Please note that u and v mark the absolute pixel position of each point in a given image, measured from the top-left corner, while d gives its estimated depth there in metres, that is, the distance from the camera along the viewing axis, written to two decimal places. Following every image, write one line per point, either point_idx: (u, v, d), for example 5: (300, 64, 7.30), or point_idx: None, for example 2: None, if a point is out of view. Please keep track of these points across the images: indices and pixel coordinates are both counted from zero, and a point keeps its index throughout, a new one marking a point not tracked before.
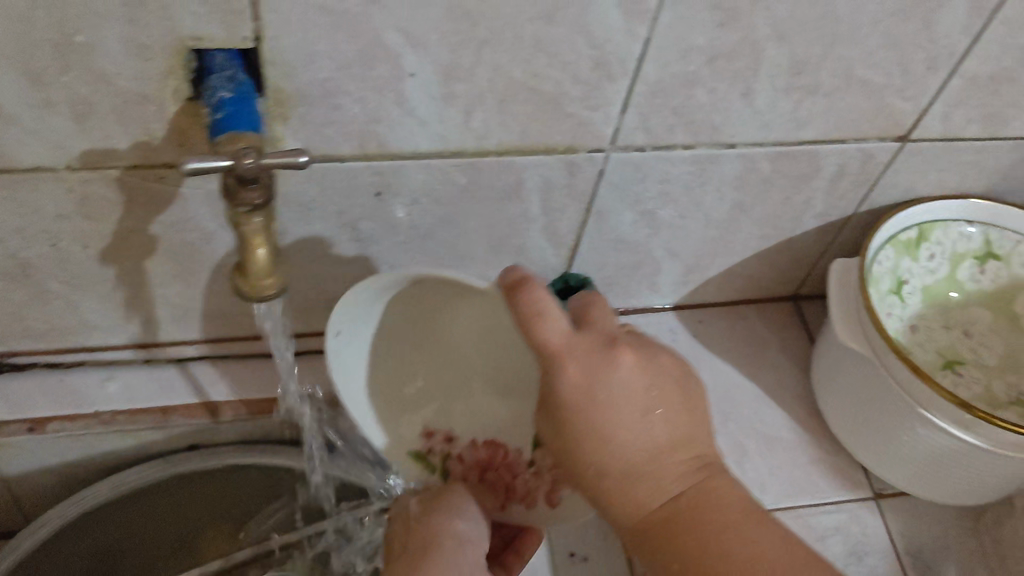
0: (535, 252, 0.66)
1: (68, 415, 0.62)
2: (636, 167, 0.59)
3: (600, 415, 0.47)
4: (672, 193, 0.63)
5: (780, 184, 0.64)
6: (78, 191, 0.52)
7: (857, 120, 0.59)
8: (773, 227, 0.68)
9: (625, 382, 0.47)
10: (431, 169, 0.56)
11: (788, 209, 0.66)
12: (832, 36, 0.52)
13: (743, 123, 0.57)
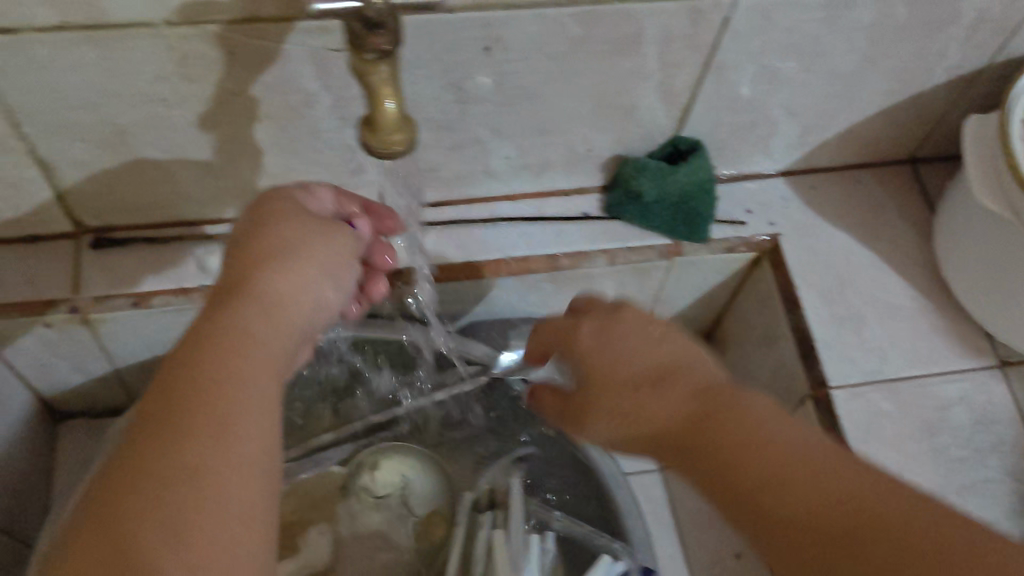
0: (647, 115, 0.62)
1: (172, 291, 0.62)
2: (734, 6, 0.53)
3: (287, 292, 0.44)
4: (768, 39, 0.57)
5: (894, 33, 0.58)
6: (177, 48, 0.49)
7: None
8: (863, 74, 0.62)
9: (302, 268, 0.45)
10: (547, 20, 0.52)
11: (893, 55, 0.60)
12: None
13: None
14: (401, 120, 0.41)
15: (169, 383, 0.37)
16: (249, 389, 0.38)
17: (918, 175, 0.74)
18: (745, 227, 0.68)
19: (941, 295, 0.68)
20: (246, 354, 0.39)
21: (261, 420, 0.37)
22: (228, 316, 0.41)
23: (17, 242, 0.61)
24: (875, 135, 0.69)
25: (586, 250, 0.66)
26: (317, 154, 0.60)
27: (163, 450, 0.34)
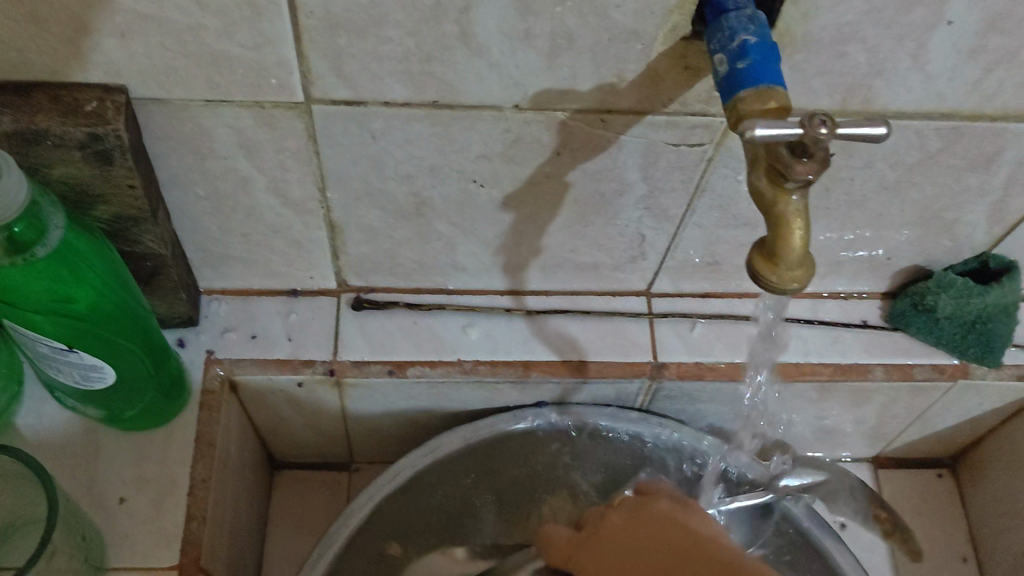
0: (964, 230, 0.56)
1: (430, 361, 0.58)
2: None
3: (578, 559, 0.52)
4: None
5: None
6: (515, 131, 0.46)
7: None
8: None
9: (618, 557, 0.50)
10: (908, 132, 0.47)
11: None
12: None
13: None
14: (804, 256, 0.36)
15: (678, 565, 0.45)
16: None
17: None
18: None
19: None
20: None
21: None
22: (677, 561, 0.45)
23: (278, 294, 0.59)
24: None
25: (864, 362, 0.61)
26: (602, 240, 0.56)
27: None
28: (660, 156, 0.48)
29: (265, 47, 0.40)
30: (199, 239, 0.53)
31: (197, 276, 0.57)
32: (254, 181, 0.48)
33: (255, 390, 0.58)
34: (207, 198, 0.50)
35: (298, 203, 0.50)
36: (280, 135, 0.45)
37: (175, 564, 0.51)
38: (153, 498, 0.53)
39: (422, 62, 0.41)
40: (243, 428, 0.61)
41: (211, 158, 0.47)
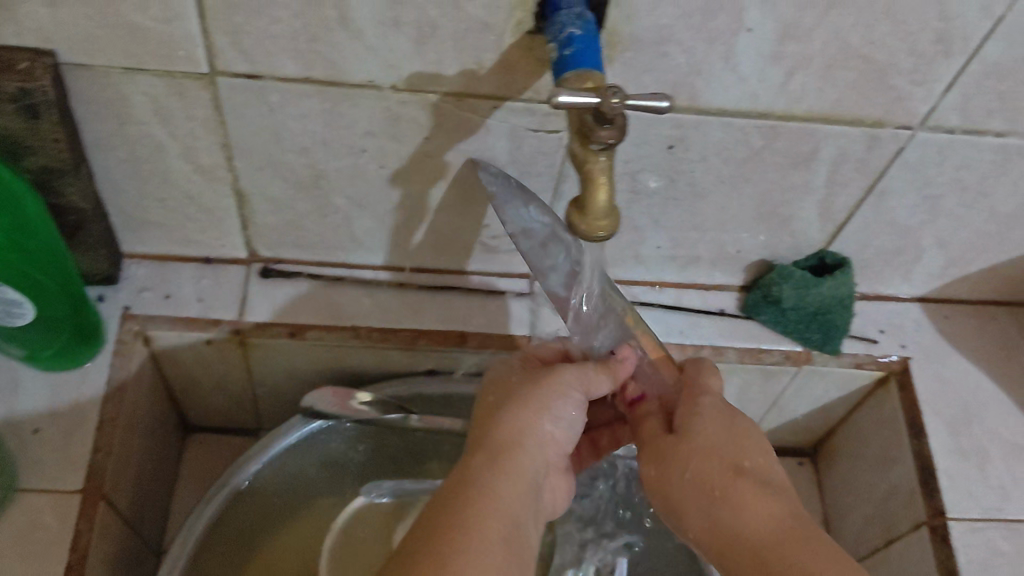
0: (801, 226, 0.64)
1: (326, 326, 0.65)
2: (903, 139, 0.56)
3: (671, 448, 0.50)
4: (929, 173, 0.59)
5: None
6: (394, 110, 0.53)
7: None
8: (1013, 216, 0.63)
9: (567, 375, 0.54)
10: (733, 128, 0.55)
11: None
12: None
13: None
14: (609, 210, 0.44)
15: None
16: (490, 505, 0.46)
17: None
18: (876, 345, 0.70)
19: None
20: (506, 541, 0.44)
21: (508, 542, 0.44)
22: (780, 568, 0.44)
23: (192, 260, 0.65)
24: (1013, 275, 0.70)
25: (719, 345, 0.68)
26: (483, 220, 0.63)
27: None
28: (523, 141, 0.56)
29: (173, 21, 0.47)
30: (120, 202, 0.60)
31: (119, 238, 0.63)
32: (166, 146, 0.55)
33: (166, 346, 0.65)
34: (127, 161, 0.57)
35: (208, 169, 0.57)
36: (188, 103, 0.52)
37: (78, 489, 0.57)
38: (63, 432, 0.58)
39: (308, 41, 0.48)
40: (156, 382, 0.67)
41: (128, 122, 0.54)
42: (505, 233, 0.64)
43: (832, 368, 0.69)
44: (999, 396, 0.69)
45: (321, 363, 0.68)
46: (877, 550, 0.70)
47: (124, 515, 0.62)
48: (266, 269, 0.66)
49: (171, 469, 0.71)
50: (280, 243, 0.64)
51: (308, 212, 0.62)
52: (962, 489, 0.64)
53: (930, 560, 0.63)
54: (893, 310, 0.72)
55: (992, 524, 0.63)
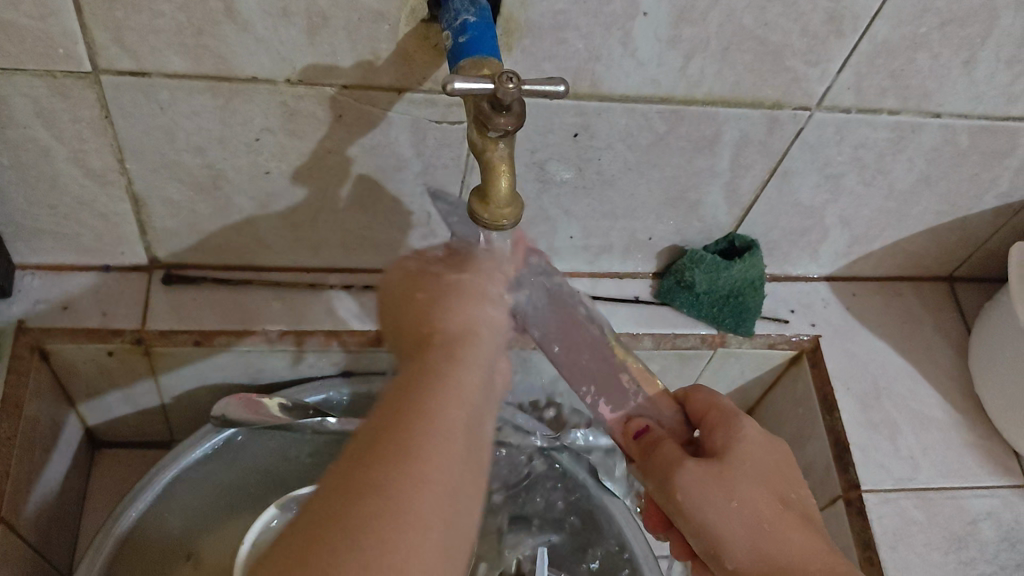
0: (708, 211, 0.64)
1: (234, 330, 0.63)
2: (801, 118, 0.57)
3: (667, 450, 0.52)
4: (829, 153, 0.60)
5: (943, 157, 0.62)
6: (289, 106, 0.52)
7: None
8: (910, 193, 0.65)
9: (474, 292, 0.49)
10: (636, 114, 0.55)
11: (942, 175, 0.63)
12: None
13: (936, 88, 0.56)
14: (510, 196, 0.43)
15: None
16: (455, 396, 0.39)
17: (953, 297, 0.76)
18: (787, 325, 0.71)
19: (967, 405, 0.70)
20: (468, 448, 0.38)
21: (468, 437, 0.38)
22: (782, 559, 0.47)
23: (88, 268, 0.63)
24: (913, 250, 0.72)
25: (635, 332, 0.68)
26: (393, 215, 0.62)
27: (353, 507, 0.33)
28: (420, 136, 0.55)
29: (51, 20, 0.45)
30: (5, 211, 0.57)
31: (10, 249, 0.60)
32: (50, 148, 0.53)
33: (64, 362, 0.62)
34: (9, 166, 0.54)
35: (99, 173, 0.55)
36: (72, 103, 0.50)
37: None
38: None
39: (194, 37, 0.47)
40: (59, 399, 0.64)
41: (8, 124, 0.51)
42: (414, 229, 0.63)
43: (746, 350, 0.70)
44: (903, 367, 0.71)
45: (227, 368, 0.66)
46: None
47: (30, 537, 0.59)
48: (168, 274, 0.63)
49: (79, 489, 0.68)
50: (176, 244, 0.62)
51: (206, 212, 0.59)
52: (875, 460, 0.65)
53: (848, 534, 0.64)
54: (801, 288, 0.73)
55: (905, 494, 0.64)
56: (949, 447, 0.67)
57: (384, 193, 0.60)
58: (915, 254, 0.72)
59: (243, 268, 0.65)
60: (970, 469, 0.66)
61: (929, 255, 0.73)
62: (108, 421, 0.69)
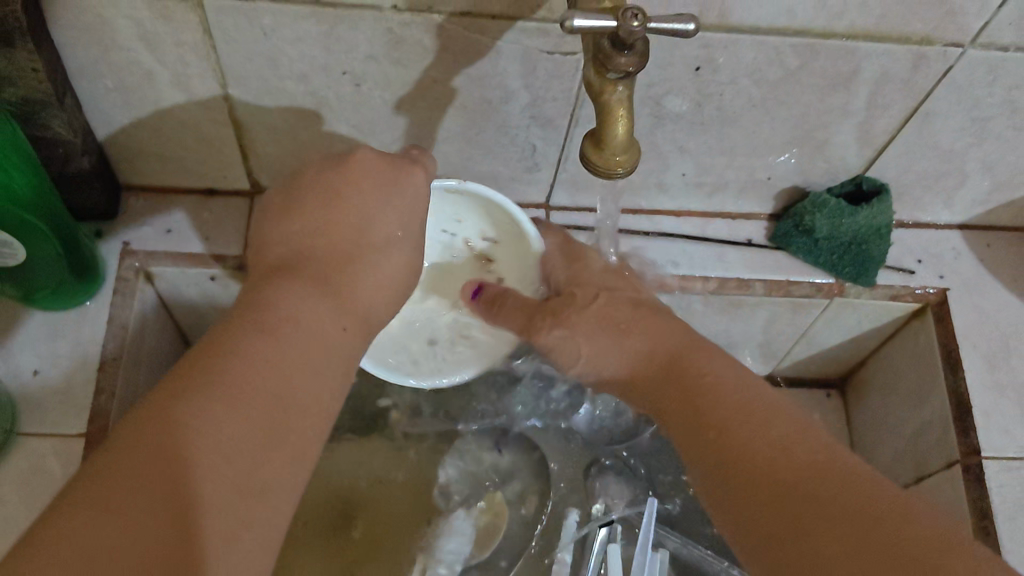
0: (837, 151, 0.60)
1: None
2: (995, 54, 0.51)
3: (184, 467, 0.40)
4: (986, 48, 0.51)
5: None
6: (545, 27, 0.49)
7: None
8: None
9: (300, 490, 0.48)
10: (767, 48, 0.50)
11: None
12: None
13: None
14: (628, 144, 0.41)
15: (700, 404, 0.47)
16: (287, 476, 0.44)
17: None
18: None
19: None
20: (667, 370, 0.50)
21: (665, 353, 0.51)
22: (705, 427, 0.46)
23: (192, 192, 0.62)
24: None
25: (746, 277, 0.65)
26: (495, 127, 0.57)
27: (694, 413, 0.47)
28: (442, 47, 0.50)
29: None
30: (114, 134, 0.56)
31: (115, 169, 0.60)
32: (147, 69, 0.51)
33: (167, 285, 0.62)
34: (115, 89, 0.53)
35: (203, 98, 0.54)
36: (176, 29, 0.48)
37: (82, 432, 0.55)
38: (66, 374, 0.57)
39: (418, 11, 0.48)
40: (148, 280, 0.61)
41: (113, 48, 0.50)
42: (502, 113, 0.56)
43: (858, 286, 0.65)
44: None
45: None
46: (908, 487, 0.68)
47: None
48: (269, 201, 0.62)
49: (178, 347, 0.68)
50: (262, 162, 0.60)
51: (290, 119, 0.56)
52: (989, 380, 0.63)
53: (963, 501, 0.60)
54: (895, 236, 0.68)
55: (1011, 390, 0.63)
56: None
57: (431, 81, 0.53)
58: (1013, 314, 0.66)
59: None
60: (1002, 372, 0.63)
61: None
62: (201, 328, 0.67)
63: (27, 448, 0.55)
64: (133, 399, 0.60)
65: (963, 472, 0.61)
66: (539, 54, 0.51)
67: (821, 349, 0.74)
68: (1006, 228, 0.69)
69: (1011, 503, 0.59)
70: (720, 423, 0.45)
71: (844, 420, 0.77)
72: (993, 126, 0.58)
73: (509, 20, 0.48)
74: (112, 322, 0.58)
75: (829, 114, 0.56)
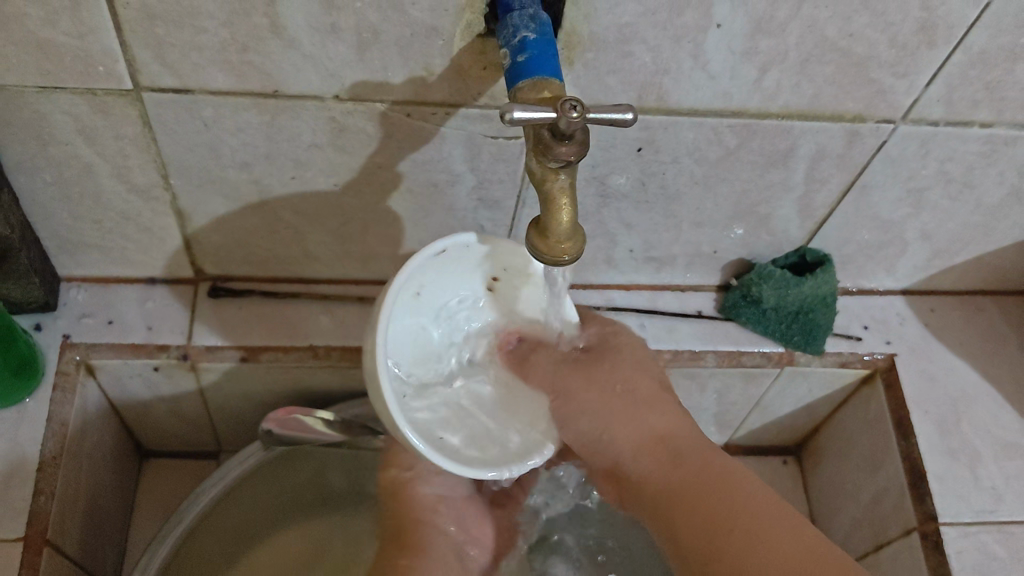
0: (780, 224, 0.61)
1: (283, 347, 0.61)
2: (924, 130, 0.53)
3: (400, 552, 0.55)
4: (914, 123, 0.52)
5: (1000, 172, 0.57)
6: (486, 112, 0.49)
7: (1008, 102, 0.51)
8: None
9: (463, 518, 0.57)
10: (706, 128, 0.51)
11: (970, 219, 0.61)
12: (995, 64, 0.48)
13: None
14: (572, 231, 0.41)
15: (685, 506, 0.53)
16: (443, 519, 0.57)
17: None
18: (985, 237, 0.64)
19: None
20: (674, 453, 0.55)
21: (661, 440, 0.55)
22: (678, 528, 0.53)
23: (134, 281, 0.61)
24: None
25: (697, 349, 0.65)
26: (442, 210, 0.57)
27: (695, 509, 0.53)
28: (386, 134, 0.50)
29: (86, 34, 0.43)
30: (53, 227, 0.55)
31: (54, 261, 0.58)
32: (85, 162, 0.51)
33: (109, 377, 0.61)
34: (53, 182, 0.52)
35: (144, 189, 0.53)
36: (114, 122, 0.48)
37: (20, 537, 0.53)
38: (1, 477, 0.55)
39: (360, 101, 0.48)
40: (88, 373, 0.60)
41: (50, 143, 0.49)
42: (448, 195, 0.56)
43: (808, 355, 0.66)
44: (970, 388, 0.67)
45: (320, 381, 0.64)
46: (868, 555, 0.67)
47: (81, 547, 0.59)
48: (214, 288, 0.61)
49: (122, 440, 0.66)
50: (206, 249, 0.59)
51: (234, 207, 0.55)
52: (939, 444, 0.64)
53: (923, 568, 0.60)
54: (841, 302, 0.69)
55: (962, 454, 0.63)
56: (981, 517, 0.61)
57: (375, 167, 0.53)
58: (959, 377, 0.67)
59: (345, 296, 0.63)
60: (951, 434, 0.64)
61: (993, 387, 0.67)
62: (146, 419, 0.66)
63: None
64: (73, 497, 0.58)
65: (920, 539, 0.61)
66: (482, 139, 0.51)
67: (777, 417, 0.74)
68: (947, 293, 0.71)
69: (969, 570, 0.59)
70: (693, 531, 0.52)
71: (802, 487, 0.77)
72: (929, 196, 0.59)
73: (451, 107, 0.48)
74: (51, 421, 0.56)
75: (771, 191, 0.57)
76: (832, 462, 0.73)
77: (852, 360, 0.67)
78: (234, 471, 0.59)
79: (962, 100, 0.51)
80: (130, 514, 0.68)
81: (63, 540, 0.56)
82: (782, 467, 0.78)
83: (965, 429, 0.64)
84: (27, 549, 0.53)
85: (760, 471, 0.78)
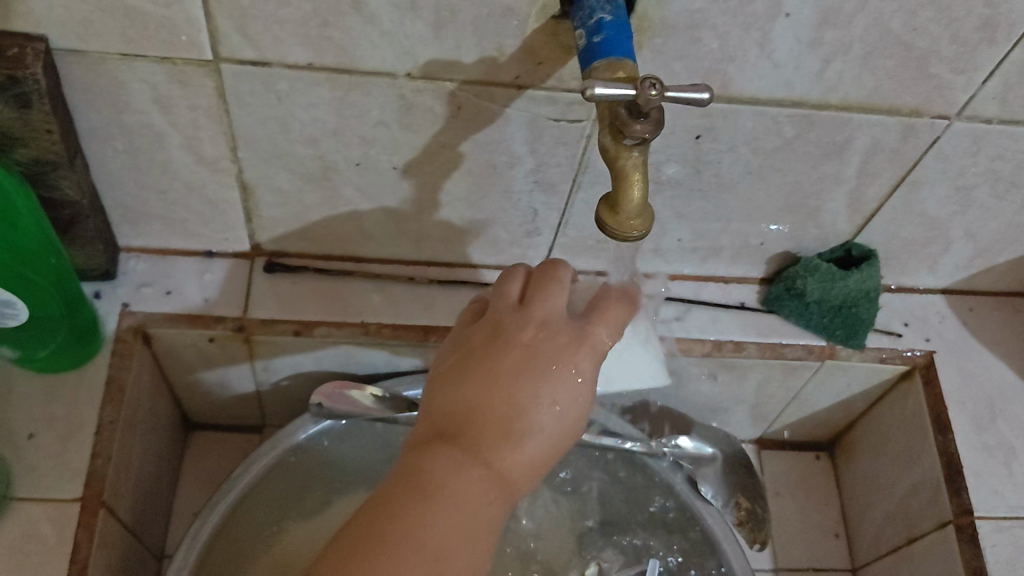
0: (828, 217, 0.62)
1: (335, 323, 0.62)
2: (978, 127, 0.54)
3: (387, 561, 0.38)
4: (969, 120, 0.53)
5: None
6: (553, 95, 0.50)
7: None
8: None
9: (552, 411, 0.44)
10: (765, 118, 0.52)
11: (1017, 219, 0.62)
12: None
13: None
14: (641, 209, 0.42)
15: None
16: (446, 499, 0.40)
17: None
18: None
19: None
20: None
21: None
22: None
23: (192, 253, 0.62)
24: None
25: (740, 340, 0.66)
26: (498, 192, 0.58)
27: None
28: (452, 113, 0.51)
29: (173, 4, 0.44)
30: (119, 196, 0.57)
31: (117, 230, 0.60)
32: (158, 132, 0.52)
33: (164, 347, 0.62)
34: (124, 151, 0.53)
35: (211, 161, 0.54)
36: (190, 93, 0.49)
37: (77, 497, 0.54)
38: (59, 438, 0.56)
39: (430, 80, 0.49)
40: (145, 342, 0.61)
41: (126, 111, 0.50)
42: (506, 178, 0.57)
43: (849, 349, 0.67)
44: (1008, 387, 0.68)
45: (368, 358, 0.65)
46: (900, 548, 0.68)
47: (132, 511, 0.60)
48: (269, 263, 0.63)
49: (171, 411, 0.67)
50: (264, 224, 0.60)
51: (296, 181, 0.56)
52: (976, 440, 0.64)
53: (958, 560, 0.61)
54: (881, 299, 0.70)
55: (999, 451, 0.64)
56: (1017, 512, 0.62)
57: (438, 147, 0.54)
58: (998, 376, 0.68)
59: (396, 276, 0.64)
60: (988, 431, 0.65)
61: None
62: (196, 390, 0.67)
63: (20, 514, 0.54)
64: (127, 462, 0.59)
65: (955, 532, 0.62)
66: (546, 122, 0.52)
67: (814, 412, 0.75)
68: (987, 293, 0.71)
69: (1004, 564, 0.59)
70: None
71: (833, 483, 0.78)
72: (977, 194, 0.60)
73: (518, 88, 0.50)
74: (109, 386, 0.58)
75: (822, 183, 0.58)
76: (866, 458, 0.74)
77: (892, 356, 0.67)
78: (286, 440, 0.61)
79: (1018, 98, 0.52)
80: (175, 484, 0.69)
81: (117, 504, 0.57)
82: (814, 462, 0.79)
83: (1003, 427, 0.65)
84: (84, 509, 0.54)
85: (793, 466, 0.78)
